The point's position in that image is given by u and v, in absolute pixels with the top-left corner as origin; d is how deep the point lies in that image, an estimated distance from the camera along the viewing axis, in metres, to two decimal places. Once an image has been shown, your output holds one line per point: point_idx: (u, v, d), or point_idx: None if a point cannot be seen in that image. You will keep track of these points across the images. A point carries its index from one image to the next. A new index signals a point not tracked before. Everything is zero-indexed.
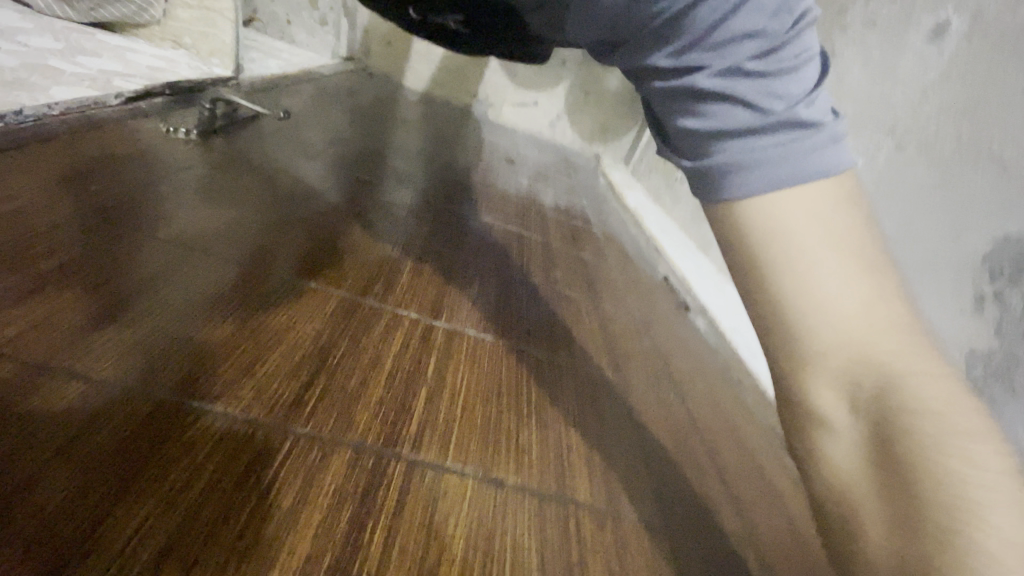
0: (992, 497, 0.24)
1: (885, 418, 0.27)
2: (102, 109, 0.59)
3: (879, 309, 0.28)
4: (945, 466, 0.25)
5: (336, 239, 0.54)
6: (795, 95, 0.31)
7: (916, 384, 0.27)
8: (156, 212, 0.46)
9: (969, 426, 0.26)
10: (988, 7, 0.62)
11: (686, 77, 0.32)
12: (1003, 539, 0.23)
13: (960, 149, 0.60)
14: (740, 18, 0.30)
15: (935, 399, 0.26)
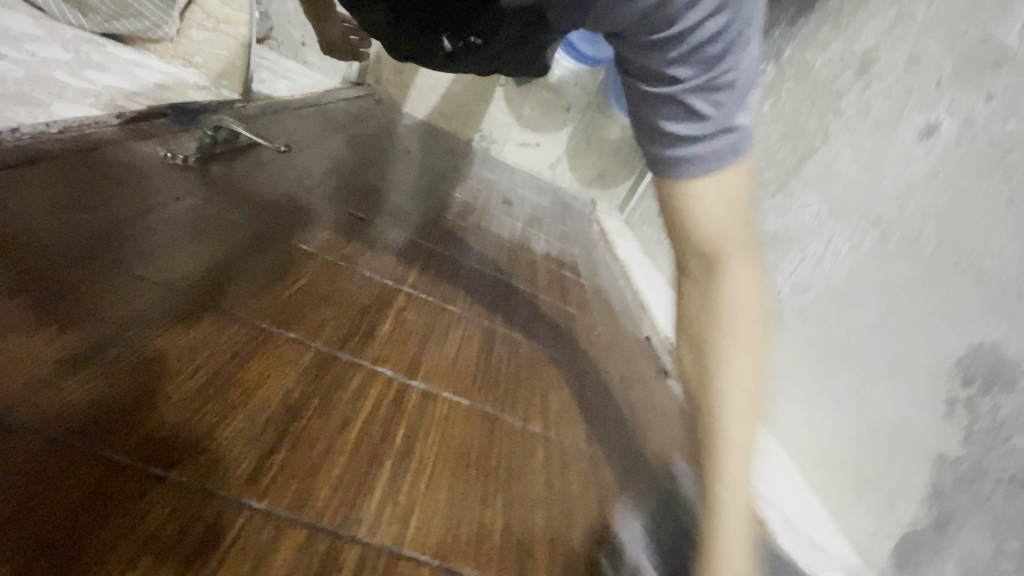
0: (746, 319, 0.44)
1: (714, 287, 0.45)
2: (102, 129, 0.59)
3: (733, 233, 0.45)
4: (730, 304, 0.44)
5: (322, 282, 0.54)
6: (736, 104, 0.47)
7: (737, 280, 0.44)
8: (140, 244, 0.45)
9: (753, 288, 0.44)
10: (978, 115, 0.65)
11: (668, 86, 0.47)
12: (745, 340, 0.43)
13: (940, 250, 0.62)
14: (707, 50, 0.45)
15: (746, 290, 0.44)
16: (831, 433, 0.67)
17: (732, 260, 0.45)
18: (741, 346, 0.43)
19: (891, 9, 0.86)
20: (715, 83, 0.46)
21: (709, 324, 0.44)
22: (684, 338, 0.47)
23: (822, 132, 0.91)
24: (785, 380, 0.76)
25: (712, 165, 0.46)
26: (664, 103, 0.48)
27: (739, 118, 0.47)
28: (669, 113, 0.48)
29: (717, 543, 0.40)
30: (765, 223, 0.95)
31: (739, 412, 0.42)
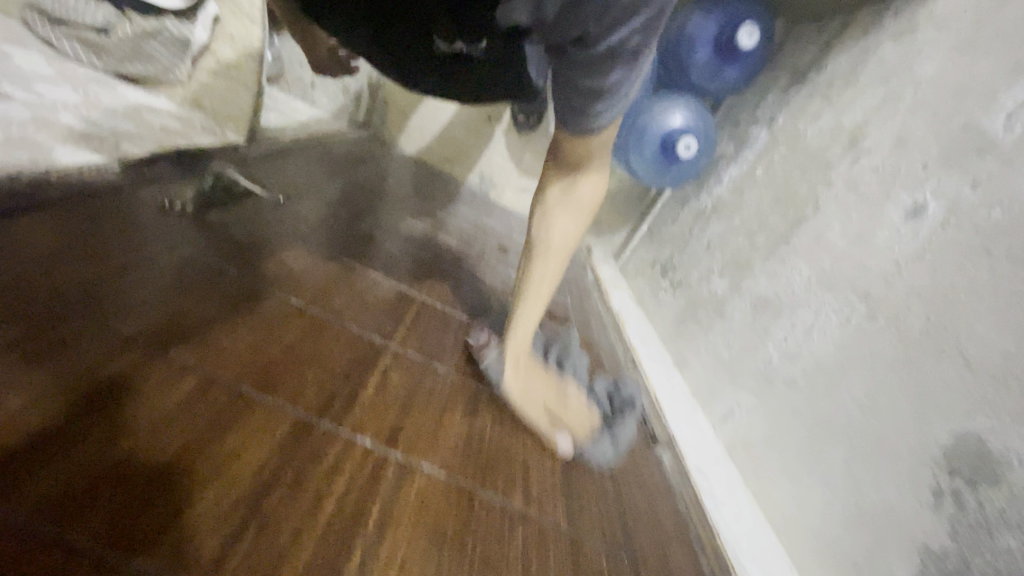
0: (573, 216, 0.71)
1: (575, 181, 0.70)
2: (103, 174, 0.59)
3: (602, 156, 0.68)
4: (569, 204, 0.71)
5: (307, 339, 0.54)
6: (635, 79, 0.57)
7: (590, 183, 0.70)
8: (125, 298, 0.45)
9: (587, 196, 0.71)
10: (964, 201, 0.66)
11: (596, 77, 0.56)
12: (567, 226, 0.71)
13: (926, 334, 0.63)
14: (629, 50, 0.53)
15: (591, 191, 0.71)
16: (819, 511, 0.66)
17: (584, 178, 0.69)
18: (575, 218, 0.71)
19: (878, 89, 0.90)
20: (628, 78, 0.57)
21: (546, 215, 0.72)
22: (541, 214, 0.72)
23: (812, 201, 0.92)
24: (773, 451, 0.75)
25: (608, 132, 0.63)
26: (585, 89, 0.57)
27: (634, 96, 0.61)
28: (590, 101, 0.58)
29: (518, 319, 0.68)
30: (756, 286, 0.95)
31: (555, 252, 0.72)
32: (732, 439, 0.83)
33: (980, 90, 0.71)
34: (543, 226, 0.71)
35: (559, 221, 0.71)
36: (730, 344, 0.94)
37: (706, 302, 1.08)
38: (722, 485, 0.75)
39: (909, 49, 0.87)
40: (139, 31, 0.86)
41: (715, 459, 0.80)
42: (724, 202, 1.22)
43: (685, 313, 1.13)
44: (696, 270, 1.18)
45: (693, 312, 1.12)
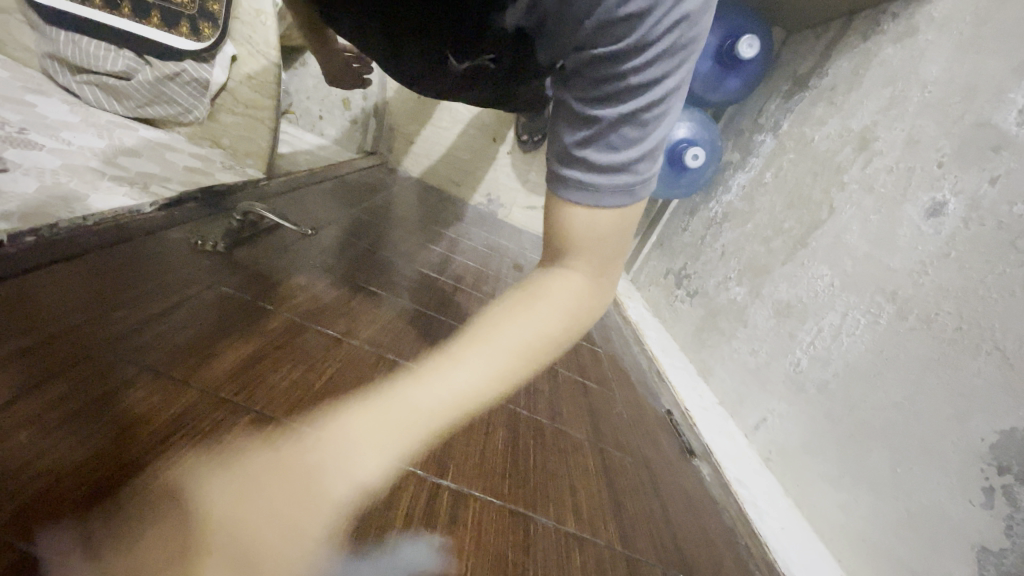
0: (538, 320, 0.46)
1: (555, 273, 0.49)
2: (135, 216, 0.60)
3: (590, 247, 0.49)
4: (540, 298, 0.48)
5: (349, 371, 0.54)
6: (644, 143, 0.46)
7: (565, 287, 0.48)
8: (168, 344, 0.45)
9: (566, 304, 0.48)
10: (984, 198, 0.67)
11: (590, 116, 0.46)
12: (523, 329, 0.46)
13: (960, 332, 0.63)
14: (628, 82, 0.44)
15: (563, 303, 0.48)
16: (866, 517, 0.65)
17: (565, 268, 0.49)
18: (538, 312, 0.47)
19: (884, 91, 0.91)
20: (632, 119, 0.45)
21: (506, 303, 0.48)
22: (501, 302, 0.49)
23: (828, 205, 0.93)
24: (812, 458, 0.74)
25: (599, 205, 0.47)
26: (576, 117, 0.48)
27: (648, 168, 0.47)
28: (581, 131, 0.47)
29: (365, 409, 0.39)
30: (777, 292, 0.95)
31: (491, 355, 0.44)
32: (767, 447, 0.82)
33: (988, 87, 0.72)
34: (493, 314, 0.47)
35: (508, 307, 0.47)
36: (756, 351, 0.94)
37: (726, 310, 1.08)
38: (763, 495, 0.74)
39: (912, 51, 0.88)
40: (160, 76, 0.87)
41: (752, 468, 0.79)
42: (734, 210, 1.23)
43: (705, 322, 1.13)
44: (712, 278, 1.19)
45: (713, 320, 1.12)
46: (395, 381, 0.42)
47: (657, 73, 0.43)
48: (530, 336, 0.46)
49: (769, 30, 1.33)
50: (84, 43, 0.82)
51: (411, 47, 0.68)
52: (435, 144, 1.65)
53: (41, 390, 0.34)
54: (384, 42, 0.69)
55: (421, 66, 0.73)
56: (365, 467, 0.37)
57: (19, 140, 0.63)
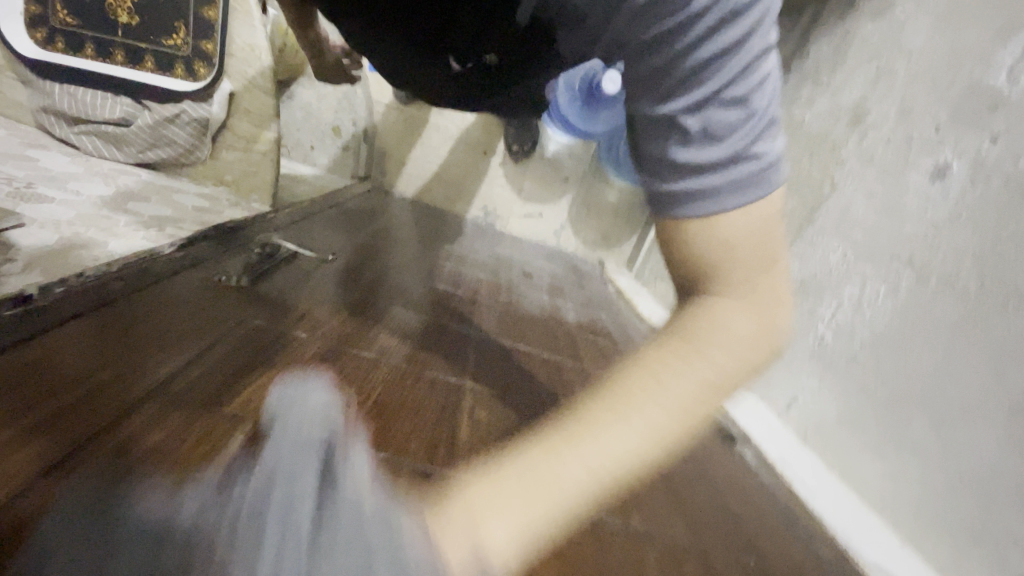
0: (713, 354, 0.46)
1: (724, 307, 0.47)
2: (156, 258, 0.59)
3: (745, 275, 0.47)
4: (707, 335, 0.46)
5: (394, 392, 0.53)
6: (744, 130, 0.47)
7: (737, 320, 0.46)
8: (205, 385, 0.44)
9: (729, 336, 0.46)
10: (987, 157, 0.68)
11: (671, 116, 0.49)
12: (698, 363, 0.46)
13: (984, 289, 0.63)
14: (702, 68, 0.47)
15: (732, 337, 0.46)
16: (917, 485, 0.65)
17: (717, 300, 0.47)
18: (703, 350, 0.46)
19: (870, 66, 0.93)
20: (723, 97, 0.47)
21: (672, 332, 0.48)
22: (671, 333, 0.48)
23: (829, 181, 0.95)
24: (851, 432, 0.75)
25: (723, 204, 0.47)
26: (660, 127, 0.51)
27: (759, 143, 0.48)
28: (671, 137, 0.50)
29: (566, 446, 0.42)
30: (790, 272, 0.97)
31: (657, 402, 0.44)
32: (803, 426, 0.82)
33: (974, 50, 0.74)
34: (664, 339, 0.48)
35: (673, 345, 0.47)
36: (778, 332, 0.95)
37: None
38: (809, 474, 0.74)
39: (892, 24, 0.91)
40: (159, 119, 0.85)
41: (791, 448, 0.79)
42: None
43: None
44: None
45: None
46: (584, 421, 0.43)
47: (729, 54, 0.46)
48: (705, 375, 0.45)
49: None
50: (79, 93, 0.82)
51: (420, 36, 0.73)
52: (428, 164, 1.66)
53: (93, 442, 0.34)
54: (396, 34, 0.74)
55: (425, 62, 0.79)
56: (498, 533, 0.38)
57: (29, 194, 0.62)
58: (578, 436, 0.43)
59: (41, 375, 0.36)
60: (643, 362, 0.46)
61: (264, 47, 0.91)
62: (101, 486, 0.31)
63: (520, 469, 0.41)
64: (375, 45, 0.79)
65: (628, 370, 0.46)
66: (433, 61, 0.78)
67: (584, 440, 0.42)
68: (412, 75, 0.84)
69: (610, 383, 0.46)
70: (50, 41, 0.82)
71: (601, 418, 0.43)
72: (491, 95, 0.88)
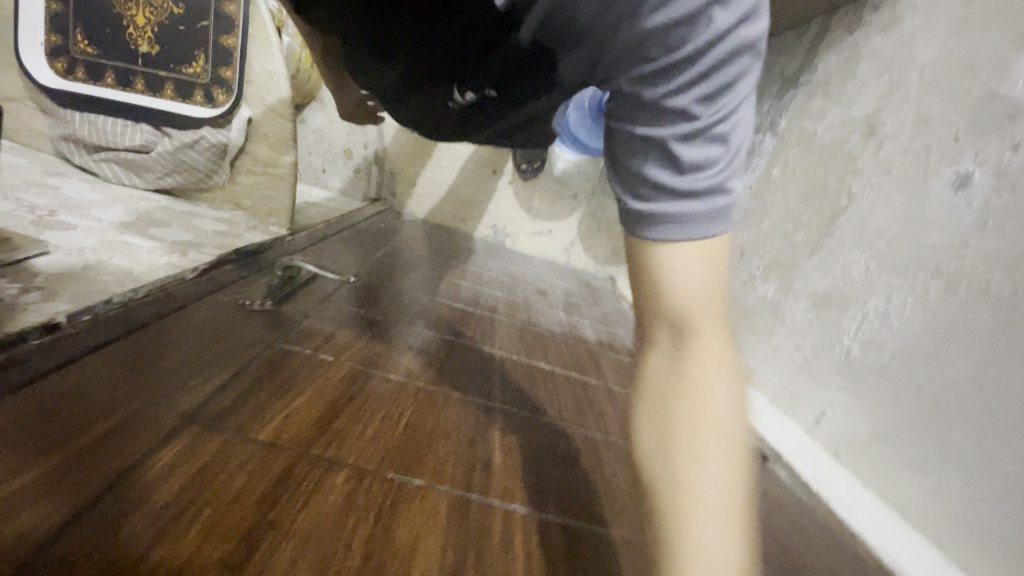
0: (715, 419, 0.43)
1: (696, 364, 0.45)
2: (182, 283, 0.59)
3: (706, 298, 0.45)
4: (705, 406, 0.43)
5: (423, 415, 0.52)
6: (723, 167, 0.46)
7: (715, 367, 0.44)
8: (242, 410, 0.43)
9: (721, 388, 0.44)
10: (1010, 164, 0.68)
11: (647, 134, 0.47)
12: (709, 435, 0.42)
13: (1015, 297, 0.62)
14: (684, 91, 0.45)
15: (720, 382, 0.44)
16: (958, 501, 0.63)
17: (699, 334, 0.45)
18: (710, 417, 0.43)
19: (882, 78, 0.94)
20: (704, 136, 0.45)
21: (682, 409, 0.44)
22: (672, 414, 0.44)
23: (846, 192, 0.94)
24: (888, 446, 0.73)
25: (696, 237, 0.46)
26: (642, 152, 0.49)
27: (731, 180, 0.47)
28: (646, 157, 0.48)
29: None
30: (811, 284, 0.96)
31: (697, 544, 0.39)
32: (834, 442, 0.80)
33: (990, 60, 0.74)
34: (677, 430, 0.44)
35: (683, 427, 0.43)
36: (801, 345, 0.93)
37: (759, 308, 1.09)
38: (844, 491, 0.72)
39: (903, 36, 0.91)
40: (179, 144, 0.85)
41: (824, 466, 0.77)
42: (747, 210, 1.26)
43: (739, 322, 1.14)
44: (738, 278, 1.21)
45: (747, 320, 1.12)
46: None
47: (715, 88, 0.45)
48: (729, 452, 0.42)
49: None
50: (101, 122, 0.83)
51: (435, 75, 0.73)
52: (438, 184, 1.68)
53: (130, 478, 0.33)
54: (397, 72, 0.74)
55: (423, 96, 0.80)
56: None
57: (53, 222, 0.63)
58: (690, 463, 0.42)
59: (72, 408, 0.36)
60: (690, 376, 0.45)
61: (283, 72, 0.90)
62: (140, 522, 0.31)
63: (666, 497, 0.42)
64: (378, 82, 0.80)
65: (675, 395, 0.45)
66: (434, 92, 0.79)
67: (699, 490, 0.41)
68: (418, 108, 0.85)
69: (643, 422, 0.47)
70: (70, 71, 0.83)
71: (703, 443, 0.42)
72: (505, 122, 0.88)
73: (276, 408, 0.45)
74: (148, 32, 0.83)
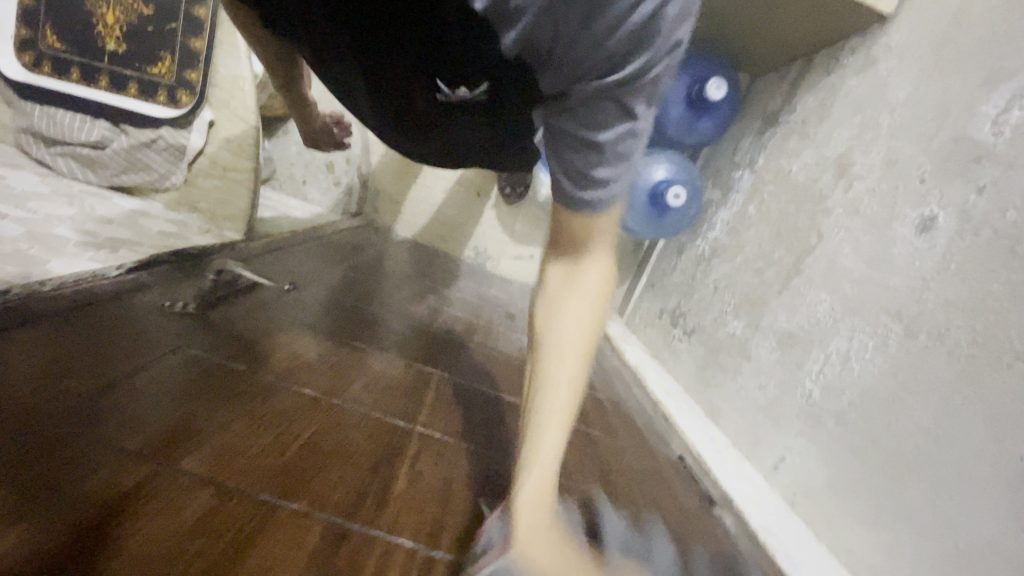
0: (578, 308, 0.55)
1: (576, 268, 0.57)
2: (100, 280, 0.56)
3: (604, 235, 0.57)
4: (577, 288, 0.56)
5: (325, 430, 0.49)
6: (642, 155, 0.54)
7: (594, 267, 0.56)
8: (131, 411, 0.40)
9: (589, 280, 0.56)
10: (973, 208, 0.66)
11: (589, 132, 0.52)
12: (573, 317, 0.55)
13: (976, 346, 0.59)
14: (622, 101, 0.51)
15: (595, 277, 0.56)
16: (911, 560, 0.59)
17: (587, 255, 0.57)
18: (578, 304, 0.55)
19: (855, 118, 0.93)
20: (633, 131, 0.52)
21: (559, 299, 0.56)
22: (546, 310, 0.57)
23: (816, 231, 0.93)
24: (843, 498, 0.69)
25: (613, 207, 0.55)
26: (581, 147, 0.53)
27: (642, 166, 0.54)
28: (584, 150, 0.53)
29: (529, 496, 0.46)
30: (777, 322, 0.93)
31: (553, 411, 0.51)
32: (791, 489, 0.76)
33: (959, 104, 0.73)
34: (549, 323, 0.56)
35: (561, 312, 0.55)
36: (764, 386, 0.90)
37: (728, 346, 1.06)
38: (795, 543, 0.68)
39: (876, 79, 0.91)
40: (135, 143, 0.86)
41: (777, 515, 0.73)
42: (722, 246, 1.24)
43: (708, 359, 1.11)
44: (709, 313, 1.18)
45: (715, 357, 1.09)
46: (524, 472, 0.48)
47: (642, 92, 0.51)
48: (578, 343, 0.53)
49: (734, 74, 1.39)
50: (58, 116, 0.82)
51: (403, 81, 0.67)
52: (421, 203, 1.68)
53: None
54: (367, 89, 0.73)
55: (395, 119, 0.78)
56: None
57: None
58: (558, 344, 0.54)
59: None
60: (576, 279, 0.56)
61: (248, 77, 0.93)
62: None
63: (543, 380, 0.53)
64: (356, 103, 0.81)
65: (562, 295, 0.56)
66: (410, 115, 0.75)
67: (548, 413, 0.51)
68: (392, 138, 0.86)
69: (540, 317, 0.57)
70: (36, 64, 0.83)
71: (564, 327, 0.54)
72: (475, 146, 0.87)
73: (172, 413, 0.42)
74: (117, 31, 0.85)
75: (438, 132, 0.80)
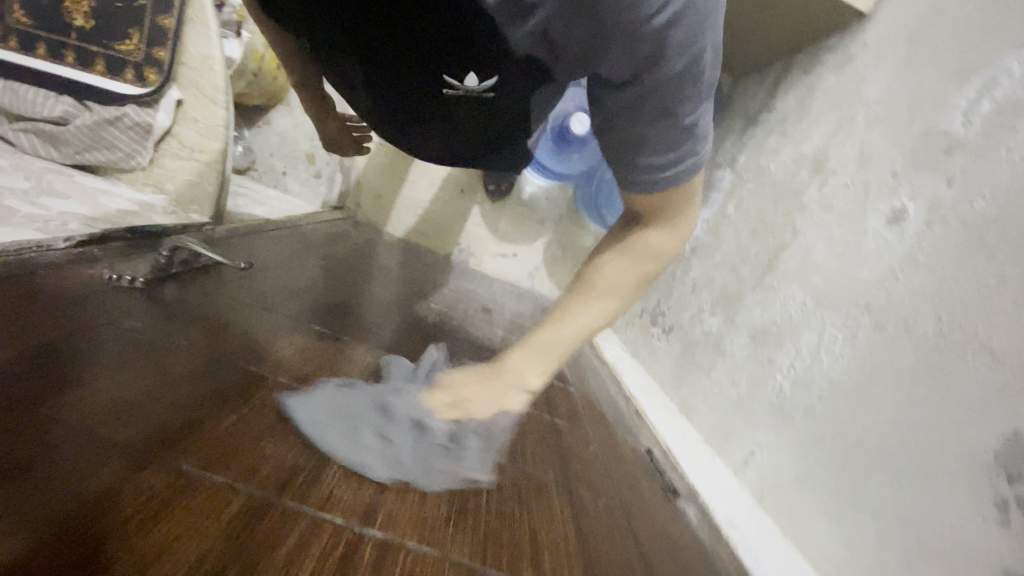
0: (619, 264, 0.70)
1: (634, 238, 0.69)
2: (45, 248, 0.51)
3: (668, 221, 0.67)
4: (631, 250, 0.69)
5: (274, 397, 0.45)
6: (693, 141, 0.57)
7: (651, 237, 0.68)
8: (78, 364, 0.35)
9: (642, 248, 0.69)
10: (943, 199, 0.65)
11: (633, 132, 0.57)
12: (612, 270, 0.71)
13: (943, 335, 0.58)
14: (658, 102, 0.53)
15: (649, 246, 0.69)
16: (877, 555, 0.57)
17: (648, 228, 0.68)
18: (621, 264, 0.70)
19: (832, 115, 0.93)
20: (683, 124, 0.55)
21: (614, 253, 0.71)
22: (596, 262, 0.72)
23: (791, 227, 0.92)
24: (811, 493, 0.67)
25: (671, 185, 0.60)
26: (629, 142, 0.58)
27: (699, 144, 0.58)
28: (631, 145, 0.57)
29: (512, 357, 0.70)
30: (752, 318, 0.92)
31: (558, 323, 0.71)
32: (759, 485, 0.75)
33: (932, 97, 0.72)
34: (601, 264, 0.71)
35: (607, 263, 0.71)
36: (737, 382, 0.89)
37: (704, 343, 1.05)
38: (760, 538, 0.66)
39: (852, 76, 0.91)
40: (100, 119, 0.83)
41: (744, 511, 0.71)
42: (702, 244, 1.23)
43: (684, 356, 1.10)
44: (687, 311, 1.17)
45: (692, 355, 1.08)
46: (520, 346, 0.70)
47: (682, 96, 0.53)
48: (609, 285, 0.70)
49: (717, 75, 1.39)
50: (21, 90, 0.81)
51: (381, 56, 0.70)
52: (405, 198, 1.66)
53: None
54: (360, 69, 0.76)
55: (389, 98, 0.81)
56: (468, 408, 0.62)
57: None
58: (591, 282, 0.71)
59: None
60: (632, 240, 0.69)
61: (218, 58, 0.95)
62: None
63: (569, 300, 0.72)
64: (344, 79, 0.82)
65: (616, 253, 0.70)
66: (400, 94, 0.79)
67: (559, 322, 0.71)
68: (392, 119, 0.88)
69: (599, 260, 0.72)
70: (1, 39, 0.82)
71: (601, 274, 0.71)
72: (456, 132, 0.88)
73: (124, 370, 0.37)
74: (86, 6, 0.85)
75: (427, 111, 0.82)
